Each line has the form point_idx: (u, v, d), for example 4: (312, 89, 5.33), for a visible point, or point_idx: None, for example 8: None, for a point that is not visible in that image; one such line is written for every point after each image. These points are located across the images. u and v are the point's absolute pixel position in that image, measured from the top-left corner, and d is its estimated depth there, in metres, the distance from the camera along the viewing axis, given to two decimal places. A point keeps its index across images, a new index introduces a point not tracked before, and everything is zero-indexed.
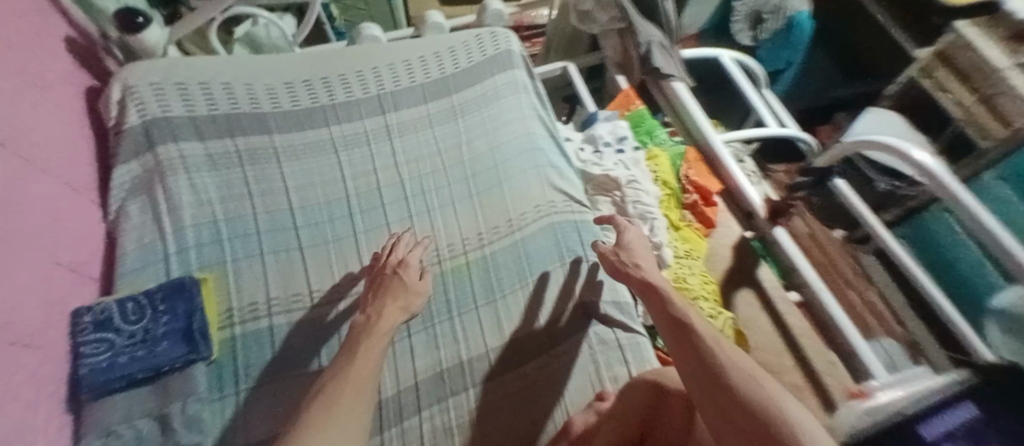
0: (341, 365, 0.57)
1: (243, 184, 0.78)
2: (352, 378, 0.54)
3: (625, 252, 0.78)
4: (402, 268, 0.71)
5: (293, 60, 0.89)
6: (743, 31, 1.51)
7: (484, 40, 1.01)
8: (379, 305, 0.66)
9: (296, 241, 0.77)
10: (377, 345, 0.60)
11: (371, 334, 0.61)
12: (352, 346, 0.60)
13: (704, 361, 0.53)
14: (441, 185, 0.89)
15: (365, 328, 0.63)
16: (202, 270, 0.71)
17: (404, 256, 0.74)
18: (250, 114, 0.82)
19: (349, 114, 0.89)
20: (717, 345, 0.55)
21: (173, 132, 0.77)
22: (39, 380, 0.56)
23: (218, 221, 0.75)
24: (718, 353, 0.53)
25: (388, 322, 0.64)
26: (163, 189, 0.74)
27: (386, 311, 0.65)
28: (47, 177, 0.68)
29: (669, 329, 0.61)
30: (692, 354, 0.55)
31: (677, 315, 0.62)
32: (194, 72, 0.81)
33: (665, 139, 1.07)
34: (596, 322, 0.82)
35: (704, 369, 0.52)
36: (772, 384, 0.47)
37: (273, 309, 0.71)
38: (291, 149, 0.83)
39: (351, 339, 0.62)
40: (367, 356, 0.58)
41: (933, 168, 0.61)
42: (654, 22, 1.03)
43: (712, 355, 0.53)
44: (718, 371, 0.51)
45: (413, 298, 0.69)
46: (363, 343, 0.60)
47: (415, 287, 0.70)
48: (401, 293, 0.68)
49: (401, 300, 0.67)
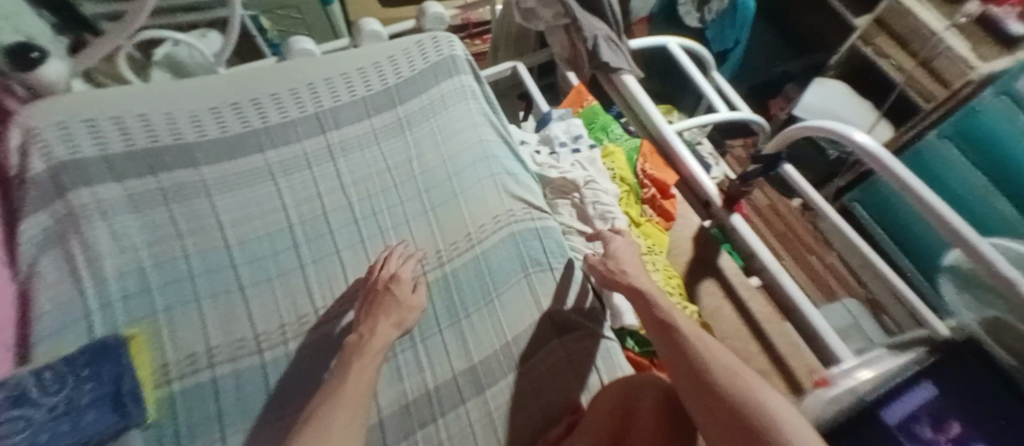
0: (332, 389, 0.58)
1: (170, 224, 0.72)
2: (346, 398, 0.56)
3: (611, 260, 0.79)
4: (393, 283, 0.72)
5: (216, 82, 0.82)
6: (690, 14, 1.51)
7: (426, 46, 0.96)
8: (371, 322, 0.67)
9: (236, 280, 0.71)
10: (371, 363, 0.62)
11: (363, 353, 0.63)
12: (343, 370, 0.61)
13: (690, 361, 0.59)
14: (394, 204, 0.85)
15: (356, 348, 0.64)
16: (130, 326, 0.65)
17: (396, 271, 0.74)
18: (174, 147, 0.76)
19: (286, 137, 0.83)
20: (700, 344, 0.61)
21: (84, 174, 0.70)
22: None
23: (145, 268, 0.68)
24: (701, 352, 0.59)
25: (382, 341, 0.65)
26: (78, 239, 0.67)
27: (379, 328, 0.67)
28: None
29: (661, 334, 0.65)
30: (680, 354, 0.61)
31: (661, 317, 0.68)
32: (102, 106, 0.74)
33: (620, 134, 1.05)
34: (607, 339, 0.80)
35: (691, 367, 0.58)
36: (763, 388, 0.50)
37: (215, 359, 0.65)
38: (222, 181, 0.77)
39: (345, 357, 0.63)
40: (361, 374, 0.60)
41: (873, 149, 0.64)
42: (598, 15, 1.01)
43: (697, 355, 0.59)
44: (703, 369, 0.56)
45: (405, 314, 0.70)
46: (355, 364, 0.61)
47: (409, 303, 0.72)
48: (392, 309, 0.70)
49: (394, 317, 0.69)
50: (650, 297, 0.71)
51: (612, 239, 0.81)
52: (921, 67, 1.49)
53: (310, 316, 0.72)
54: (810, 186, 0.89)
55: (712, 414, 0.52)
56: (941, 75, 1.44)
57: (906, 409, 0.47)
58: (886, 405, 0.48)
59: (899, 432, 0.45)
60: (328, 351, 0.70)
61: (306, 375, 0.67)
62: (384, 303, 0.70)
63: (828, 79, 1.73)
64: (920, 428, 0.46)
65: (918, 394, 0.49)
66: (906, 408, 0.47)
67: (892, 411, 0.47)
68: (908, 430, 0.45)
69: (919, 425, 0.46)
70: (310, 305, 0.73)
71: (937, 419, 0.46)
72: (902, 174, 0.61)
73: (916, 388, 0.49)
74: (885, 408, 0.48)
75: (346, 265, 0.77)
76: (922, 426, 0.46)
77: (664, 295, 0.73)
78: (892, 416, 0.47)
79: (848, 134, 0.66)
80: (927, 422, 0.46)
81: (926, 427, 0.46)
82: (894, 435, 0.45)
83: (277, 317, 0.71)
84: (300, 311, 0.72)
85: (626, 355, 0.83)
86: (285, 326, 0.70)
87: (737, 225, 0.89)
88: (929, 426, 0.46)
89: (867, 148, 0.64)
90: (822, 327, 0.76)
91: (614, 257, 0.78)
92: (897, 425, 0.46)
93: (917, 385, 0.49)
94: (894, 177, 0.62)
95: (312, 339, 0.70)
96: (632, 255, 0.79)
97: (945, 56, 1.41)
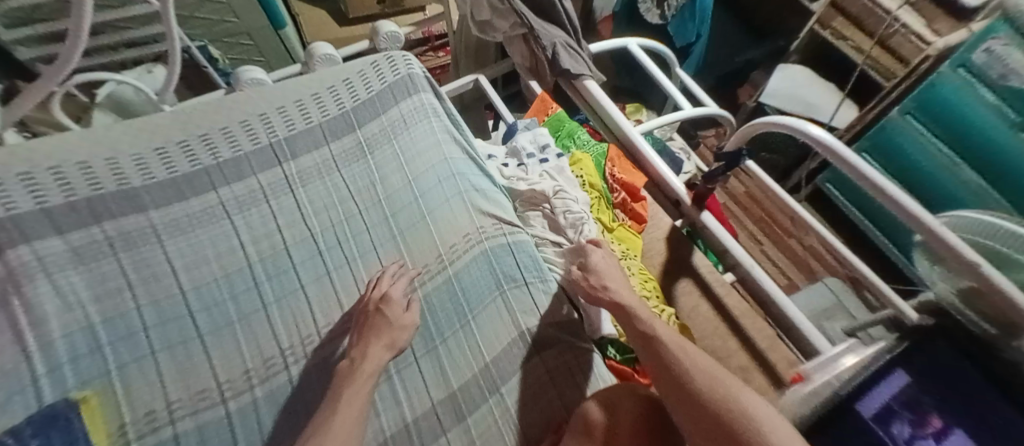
0: (320, 421, 0.58)
1: (120, 276, 0.68)
2: (335, 430, 0.56)
3: (591, 274, 0.75)
4: (385, 303, 0.71)
5: (160, 120, 0.78)
6: (651, 10, 1.51)
7: (382, 66, 0.94)
8: (364, 344, 0.67)
9: (194, 328, 0.68)
10: (362, 390, 0.62)
11: (355, 378, 0.63)
12: (330, 408, 0.60)
13: (670, 370, 0.59)
14: (360, 231, 0.82)
15: (348, 373, 0.64)
16: (81, 388, 0.61)
17: (386, 290, 0.73)
18: (117, 194, 0.71)
19: (240, 173, 0.79)
20: (680, 352, 0.60)
21: (20, 230, 0.64)
22: None
23: (94, 325, 0.65)
24: (682, 361, 0.59)
25: (373, 363, 0.66)
26: (20, 302, 0.62)
27: (370, 351, 0.67)
28: None
29: (642, 346, 0.65)
30: (663, 366, 0.60)
31: (641, 326, 0.67)
32: (37, 157, 0.68)
33: (587, 140, 1.04)
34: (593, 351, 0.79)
35: (673, 378, 0.58)
36: (758, 408, 0.49)
37: (175, 414, 0.63)
38: (173, 224, 0.73)
39: (337, 383, 0.64)
40: (351, 404, 0.60)
41: (826, 140, 0.64)
42: (555, 23, 1.00)
43: (677, 366, 0.58)
44: (684, 379, 0.57)
45: (400, 332, 0.70)
46: (347, 391, 0.62)
47: (402, 321, 0.71)
48: (384, 330, 0.69)
49: (386, 337, 0.68)
50: (631, 308, 0.70)
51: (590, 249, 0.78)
52: (878, 46, 1.51)
53: (276, 359, 0.70)
54: (772, 180, 0.94)
55: (695, 423, 0.53)
56: (896, 52, 1.48)
57: (881, 400, 0.50)
58: (860, 398, 0.50)
59: (874, 425, 0.48)
60: (306, 388, 0.69)
61: (275, 424, 0.66)
62: (374, 324, 0.69)
63: (792, 64, 1.75)
64: (894, 420, 0.48)
65: (893, 383, 0.51)
66: (879, 401, 0.49)
67: (866, 403, 0.50)
68: (882, 423, 0.48)
69: (897, 419, 0.48)
70: (276, 347, 0.71)
71: (918, 413, 0.48)
72: (855, 162, 0.61)
73: (892, 376, 0.51)
74: (860, 400, 0.50)
75: (312, 302, 0.75)
76: (898, 419, 0.48)
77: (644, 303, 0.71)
78: (867, 408, 0.49)
79: (802, 128, 0.67)
80: (904, 414, 0.48)
81: (901, 420, 0.48)
82: (869, 429, 0.48)
83: (241, 363, 0.69)
84: (265, 354, 0.70)
85: (607, 365, 0.82)
86: (250, 371, 0.68)
87: (707, 223, 0.89)
88: (907, 420, 0.48)
89: (821, 140, 0.65)
90: (799, 319, 0.76)
91: (592, 269, 0.75)
92: (872, 418, 0.48)
93: (892, 374, 0.52)
94: (849, 167, 0.62)
95: (278, 383, 0.69)
96: (614, 269, 0.75)
97: (900, 33, 1.44)
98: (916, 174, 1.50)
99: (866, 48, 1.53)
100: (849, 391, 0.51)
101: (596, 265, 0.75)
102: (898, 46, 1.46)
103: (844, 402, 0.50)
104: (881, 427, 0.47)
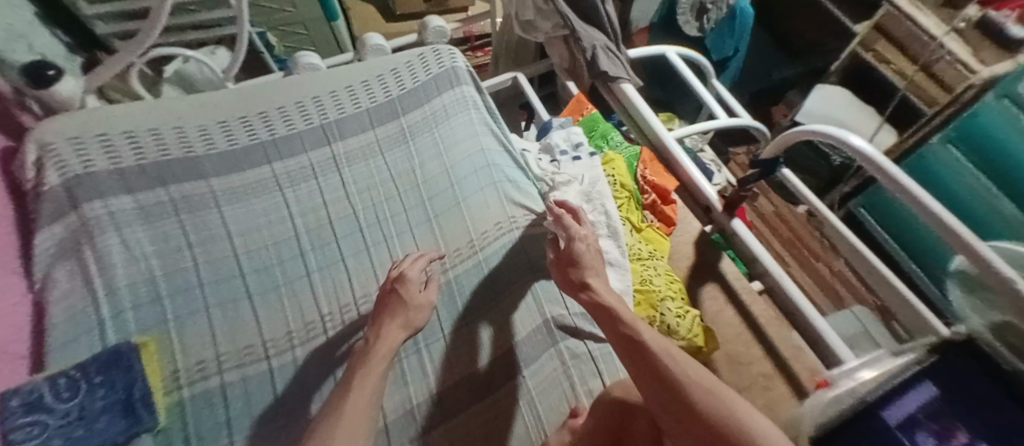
0: (334, 404, 0.57)
1: (181, 236, 0.73)
2: (347, 413, 0.55)
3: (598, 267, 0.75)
4: (402, 282, 0.72)
5: (223, 96, 0.84)
6: (689, 23, 1.52)
7: (428, 58, 0.98)
8: (382, 326, 0.68)
9: (244, 288, 0.73)
10: (377, 367, 0.62)
11: (369, 357, 0.63)
12: (345, 385, 0.60)
13: (662, 382, 0.50)
14: (397, 212, 0.86)
15: (364, 354, 0.64)
16: (141, 333, 0.66)
17: (403, 269, 0.74)
18: (182, 160, 0.77)
19: (293, 150, 0.85)
20: (670, 361, 0.52)
21: (96, 186, 0.71)
22: None
23: (156, 277, 0.70)
24: (675, 372, 0.50)
25: (388, 344, 0.66)
26: (92, 251, 0.68)
27: (388, 330, 0.68)
28: None
29: (625, 352, 0.57)
30: (652, 376, 0.52)
31: (625, 331, 0.60)
32: (114, 121, 0.75)
33: (620, 142, 1.07)
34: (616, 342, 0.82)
35: (662, 391, 0.49)
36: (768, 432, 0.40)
37: (223, 366, 0.68)
38: (230, 191, 0.78)
39: (353, 363, 0.63)
40: (364, 384, 0.59)
41: (867, 151, 0.66)
42: (597, 27, 1.03)
43: (668, 378, 0.50)
44: (680, 395, 0.48)
45: (414, 313, 0.71)
46: (360, 371, 0.61)
47: (417, 301, 0.72)
48: (399, 310, 0.70)
49: (401, 317, 0.69)
50: (614, 311, 0.64)
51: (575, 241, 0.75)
52: (922, 72, 1.50)
53: (315, 323, 0.74)
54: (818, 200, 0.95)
55: None
56: (941, 79, 1.44)
57: (906, 410, 0.48)
58: (886, 406, 0.49)
59: (898, 433, 0.46)
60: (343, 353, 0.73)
61: (311, 384, 0.71)
62: (391, 304, 0.71)
63: (828, 85, 1.74)
64: (919, 430, 0.47)
65: (919, 394, 0.50)
66: (903, 410, 0.48)
67: (893, 411, 0.48)
68: (908, 432, 0.47)
69: (921, 429, 0.47)
70: (316, 313, 0.75)
71: (944, 426, 0.47)
72: (899, 178, 0.63)
73: (919, 388, 0.50)
74: (886, 407, 0.48)
75: (351, 273, 0.79)
76: (923, 429, 0.47)
77: (629, 306, 0.65)
78: (893, 416, 0.48)
79: (845, 139, 0.69)
80: (929, 424, 0.47)
81: (926, 430, 0.47)
82: (892, 435, 0.46)
83: (284, 324, 0.73)
84: (306, 318, 0.74)
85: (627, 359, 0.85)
86: (292, 333, 0.73)
87: (737, 230, 0.90)
88: (932, 432, 0.46)
89: (861, 151, 0.67)
90: (825, 329, 0.77)
91: (581, 265, 0.73)
92: (897, 427, 0.47)
93: (918, 385, 0.50)
94: (892, 181, 0.64)
95: (316, 347, 0.73)
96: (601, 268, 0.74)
97: (945, 60, 1.41)
98: (950, 203, 1.46)
99: (909, 73, 1.52)
100: (879, 397, 0.50)
101: (585, 262, 0.73)
102: (942, 73, 1.43)
103: (868, 409, 0.49)
104: (906, 435, 0.46)
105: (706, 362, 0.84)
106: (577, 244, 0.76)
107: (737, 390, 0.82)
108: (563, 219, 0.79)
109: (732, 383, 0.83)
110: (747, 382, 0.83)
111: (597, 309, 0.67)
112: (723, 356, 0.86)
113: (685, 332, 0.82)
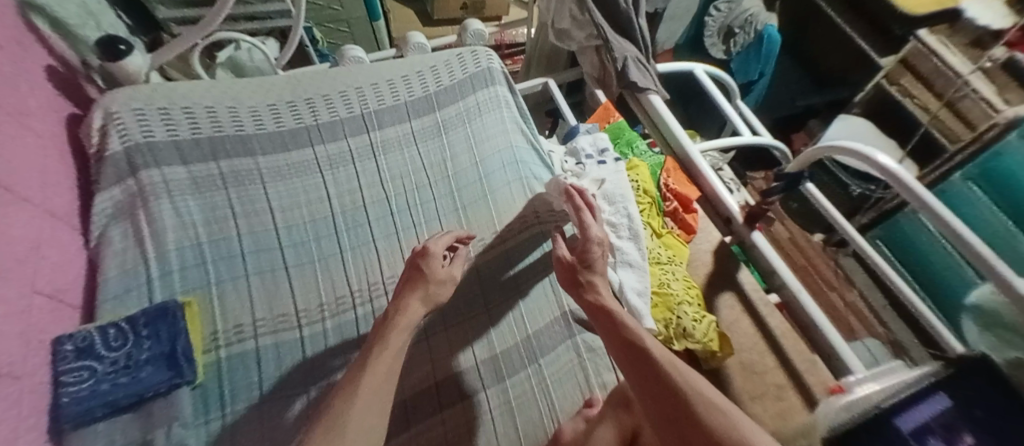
0: (351, 378, 0.58)
1: (228, 207, 0.78)
2: (366, 386, 0.57)
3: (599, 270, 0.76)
4: (425, 256, 0.73)
5: (275, 82, 0.89)
6: (715, 45, 1.55)
7: (465, 58, 1.02)
8: (404, 297, 0.69)
9: (282, 260, 0.78)
10: (400, 340, 0.64)
11: (392, 328, 0.65)
12: (362, 360, 0.61)
13: (662, 389, 0.51)
14: (426, 200, 0.90)
15: (391, 321, 0.66)
16: (185, 294, 0.71)
17: (427, 244, 0.75)
18: (234, 137, 0.82)
19: (334, 135, 0.89)
20: (669, 369, 0.53)
21: (154, 156, 0.76)
22: (35, 407, 0.55)
23: (201, 243, 0.75)
24: (678, 382, 0.51)
25: (412, 317, 0.68)
26: (146, 214, 0.73)
27: (409, 303, 0.69)
28: (39, 212, 0.65)
29: (624, 358, 0.59)
30: (652, 382, 0.53)
31: (628, 337, 0.61)
32: (174, 97, 0.80)
33: (645, 150, 1.10)
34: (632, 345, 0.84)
35: (662, 397, 0.51)
36: None
37: (258, 331, 0.72)
38: (276, 170, 0.83)
39: (374, 333, 0.66)
40: (378, 366, 0.60)
41: (893, 169, 0.68)
42: (629, 39, 1.07)
43: (668, 387, 0.51)
44: (680, 402, 0.49)
45: (434, 287, 0.72)
46: (376, 346, 0.63)
47: (439, 276, 0.73)
48: (420, 283, 0.72)
49: (425, 290, 0.71)
50: (615, 315, 0.66)
51: (592, 227, 0.78)
52: (945, 108, 1.49)
53: (345, 298, 0.78)
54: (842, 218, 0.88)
55: None
56: (965, 117, 1.42)
57: (918, 418, 0.48)
58: (899, 413, 0.49)
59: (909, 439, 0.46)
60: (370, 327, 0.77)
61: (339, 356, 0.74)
62: (413, 278, 0.72)
63: (852, 117, 1.70)
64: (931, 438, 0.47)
65: (930, 405, 0.50)
66: (915, 418, 0.48)
67: (906, 419, 0.48)
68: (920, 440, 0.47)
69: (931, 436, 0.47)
70: (347, 289, 0.79)
71: (952, 431, 0.48)
72: (925, 196, 0.64)
73: (931, 399, 0.50)
74: (898, 414, 0.49)
75: (381, 254, 0.83)
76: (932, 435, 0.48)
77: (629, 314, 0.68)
78: (906, 423, 0.48)
79: (871, 157, 0.70)
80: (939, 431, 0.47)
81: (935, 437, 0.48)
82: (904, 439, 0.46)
83: (317, 297, 0.77)
84: (337, 293, 0.78)
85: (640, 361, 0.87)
86: (323, 305, 0.77)
87: (757, 242, 0.92)
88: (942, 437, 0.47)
89: (889, 170, 0.68)
90: (839, 343, 0.78)
91: (593, 268, 0.74)
92: (909, 434, 0.47)
93: (931, 395, 0.51)
94: (916, 198, 0.65)
95: (341, 321, 0.76)
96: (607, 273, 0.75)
97: (970, 98, 1.39)
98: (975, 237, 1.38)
99: (933, 108, 1.52)
100: (895, 403, 0.50)
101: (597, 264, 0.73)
102: (966, 110, 1.41)
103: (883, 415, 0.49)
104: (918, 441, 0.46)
105: (720, 367, 0.86)
106: (594, 245, 0.76)
107: (749, 397, 0.84)
108: (582, 212, 0.80)
109: (744, 390, 0.85)
110: (759, 391, 0.84)
111: (597, 312, 0.69)
112: (736, 364, 0.88)
113: (701, 336, 0.84)
